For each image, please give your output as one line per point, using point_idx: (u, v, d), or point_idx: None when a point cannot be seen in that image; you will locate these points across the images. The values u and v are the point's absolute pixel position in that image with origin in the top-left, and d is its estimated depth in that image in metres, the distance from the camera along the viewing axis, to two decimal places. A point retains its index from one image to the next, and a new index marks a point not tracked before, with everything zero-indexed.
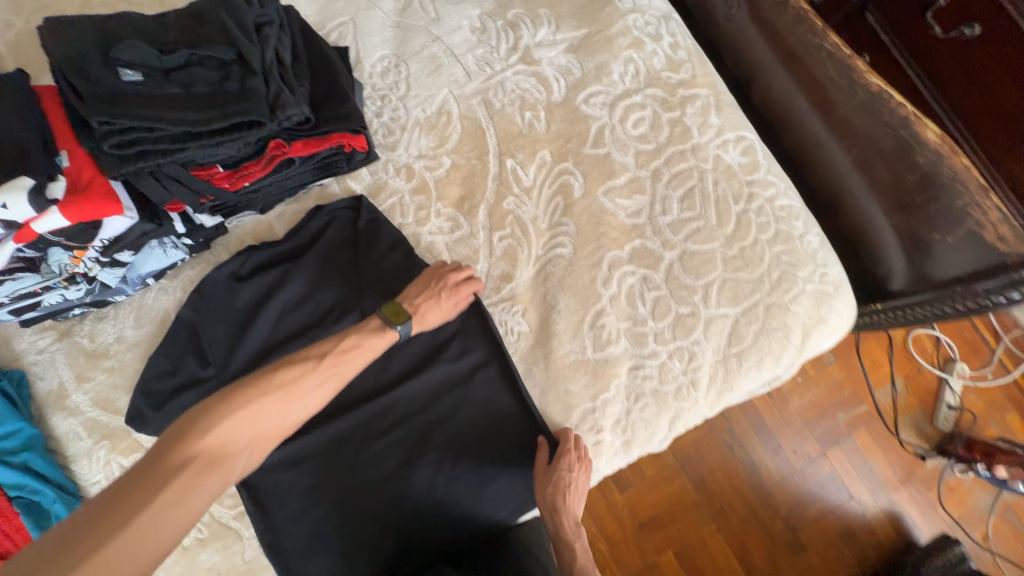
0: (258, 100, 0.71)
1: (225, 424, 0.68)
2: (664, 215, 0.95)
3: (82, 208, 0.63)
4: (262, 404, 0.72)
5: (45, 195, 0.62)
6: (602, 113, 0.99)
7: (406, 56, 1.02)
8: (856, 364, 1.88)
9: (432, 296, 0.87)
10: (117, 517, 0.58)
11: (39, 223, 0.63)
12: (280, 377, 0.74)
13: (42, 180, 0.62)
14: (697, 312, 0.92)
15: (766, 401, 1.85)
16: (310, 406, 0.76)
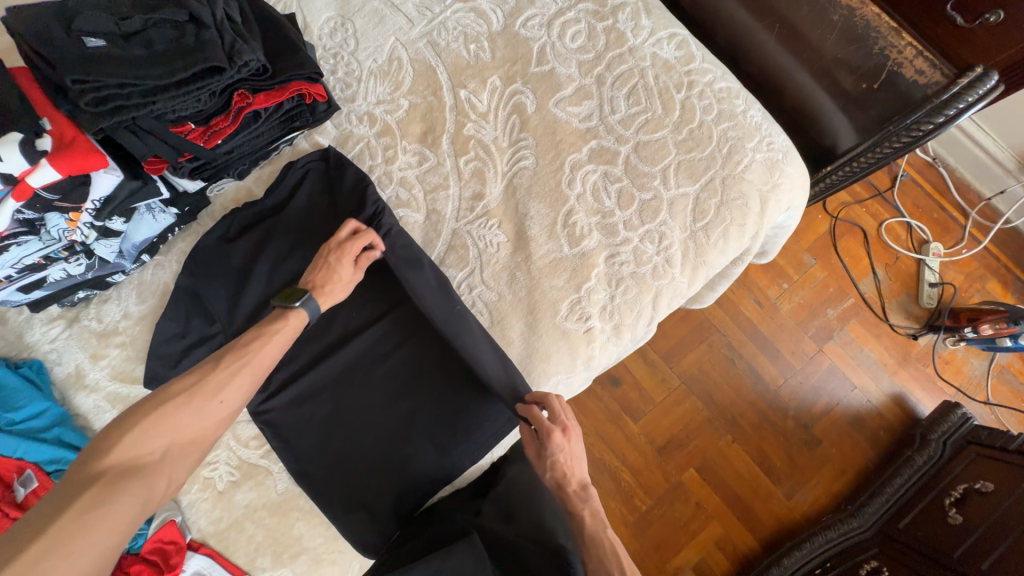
0: (214, 48, 0.76)
1: (126, 439, 0.61)
2: (614, 114, 1.02)
3: (73, 161, 0.69)
4: (167, 411, 0.65)
5: (35, 148, 0.67)
6: (540, 33, 1.05)
7: (350, 14, 1.08)
8: (836, 262, 1.95)
9: (325, 271, 0.86)
10: (15, 548, 0.52)
11: (34, 176, 0.68)
12: (186, 381, 0.69)
13: (30, 135, 0.67)
14: (659, 195, 0.99)
15: (758, 312, 1.91)
16: (234, 399, 0.71)
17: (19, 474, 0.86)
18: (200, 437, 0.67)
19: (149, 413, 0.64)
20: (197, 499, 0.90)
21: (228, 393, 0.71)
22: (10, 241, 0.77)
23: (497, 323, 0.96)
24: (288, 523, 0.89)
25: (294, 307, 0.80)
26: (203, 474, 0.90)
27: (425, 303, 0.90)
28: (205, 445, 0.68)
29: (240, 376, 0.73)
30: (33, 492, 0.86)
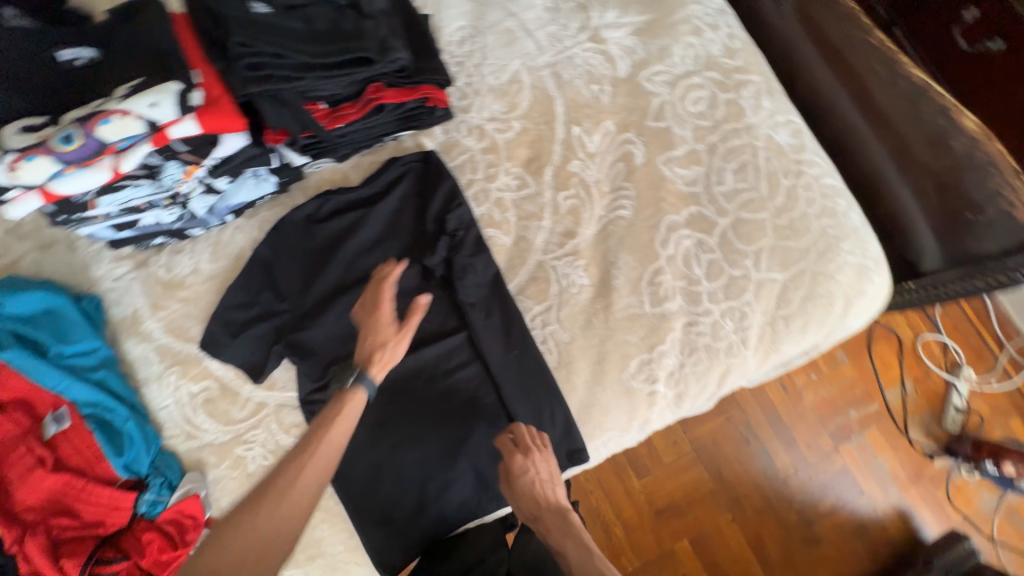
0: (370, 40, 0.77)
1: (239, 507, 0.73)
2: (720, 185, 1.02)
3: (220, 118, 0.68)
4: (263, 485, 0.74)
5: (188, 100, 0.66)
6: (663, 90, 1.07)
7: (483, 29, 1.10)
8: (868, 364, 1.95)
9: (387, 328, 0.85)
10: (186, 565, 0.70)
11: (178, 127, 0.66)
12: (272, 488, 0.72)
13: (186, 87, 0.67)
14: (748, 275, 0.98)
15: (781, 396, 1.89)
16: (310, 486, 0.74)
17: (53, 410, 0.84)
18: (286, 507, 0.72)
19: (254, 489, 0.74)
20: (224, 476, 0.86)
21: (307, 479, 0.74)
22: (129, 180, 0.73)
23: (563, 365, 0.93)
24: (312, 523, 0.86)
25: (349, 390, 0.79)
26: (237, 451, 0.87)
27: (485, 338, 0.92)
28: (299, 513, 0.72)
29: (316, 465, 0.75)
30: (65, 432, 0.84)
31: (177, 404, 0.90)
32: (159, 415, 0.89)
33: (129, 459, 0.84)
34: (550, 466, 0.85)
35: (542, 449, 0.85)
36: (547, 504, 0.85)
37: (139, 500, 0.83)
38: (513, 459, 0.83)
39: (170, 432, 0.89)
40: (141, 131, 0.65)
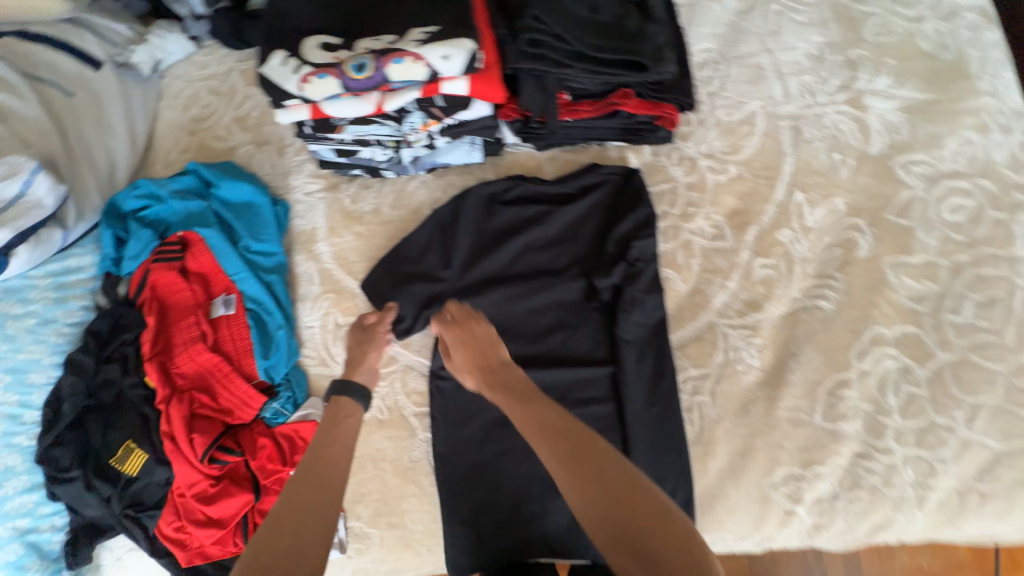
0: (648, 47, 0.71)
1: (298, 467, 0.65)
2: (953, 313, 0.85)
3: (488, 88, 0.68)
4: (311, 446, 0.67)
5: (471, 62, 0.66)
6: (918, 184, 0.92)
7: (731, 58, 1.02)
8: None
9: (369, 341, 0.83)
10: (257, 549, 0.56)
11: (451, 83, 0.67)
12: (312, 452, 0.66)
13: (477, 48, 0.66)
14: (954, 428, 0.81)
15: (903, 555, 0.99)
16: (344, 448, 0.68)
17: (223, 294, 0.90)
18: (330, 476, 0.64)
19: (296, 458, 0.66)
20: None
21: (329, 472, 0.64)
22: (376, 117, 0.75)
23: (702, 442, 0.84)
24: (401, 493, 0.85)
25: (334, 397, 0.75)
26: None
27: (631, 383, 0.84)
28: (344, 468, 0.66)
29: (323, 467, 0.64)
30: (227, 317, 0.89)
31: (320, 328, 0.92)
32: (303, 332, 0.92)
33: (270, 363, 0.87)
34: (485, 325, 0.80)
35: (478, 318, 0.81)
36: (484, 367, 0.76)
37: (265, 405, 0.87)
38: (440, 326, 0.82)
39: (308, 352, 0.91)
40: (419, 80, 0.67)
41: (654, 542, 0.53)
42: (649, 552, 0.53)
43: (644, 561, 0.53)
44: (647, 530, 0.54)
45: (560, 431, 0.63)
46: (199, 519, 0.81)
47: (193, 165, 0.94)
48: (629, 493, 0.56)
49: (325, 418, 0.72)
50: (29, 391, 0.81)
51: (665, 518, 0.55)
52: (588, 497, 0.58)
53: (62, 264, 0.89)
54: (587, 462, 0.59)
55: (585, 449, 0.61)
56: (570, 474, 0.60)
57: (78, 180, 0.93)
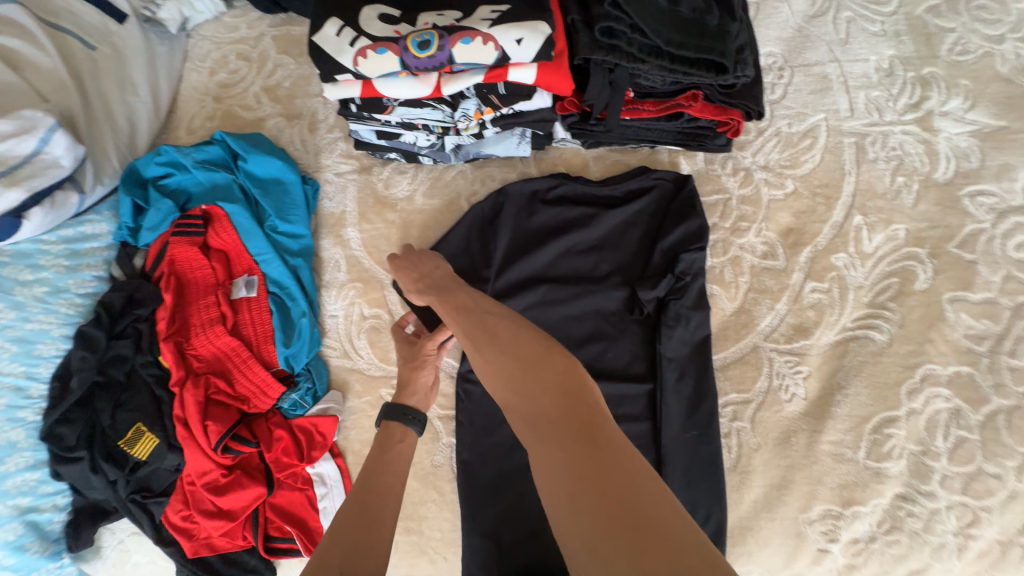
0: (730, 47, 0.66)
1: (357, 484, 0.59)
2: (1011, 357, 0.81)
3: (557, 80, 0.64)
4: (371, 466, 0.61)
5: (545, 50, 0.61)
6: (986, 218, 0.86)
7: (795, 65, 0.96)
8: None
9: (413, 358, 0.76)
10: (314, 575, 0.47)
11: (520, 72, 0.63)
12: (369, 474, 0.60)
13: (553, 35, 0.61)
14: (1004, 477, 0.77)
15: None
16: (397, 477, 0.61)
17: (245, 275, 0.86)
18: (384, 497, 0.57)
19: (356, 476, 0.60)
20: (362, 409, 0.84)
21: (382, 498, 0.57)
22: (426, 101, 0.72)
23: (737, 470, 0.81)
24: (420, 498, 0.83)
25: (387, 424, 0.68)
26: (381, 391, 0.84)
27: (668, 404, 0.80)
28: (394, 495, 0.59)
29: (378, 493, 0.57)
30: (248, 300, 0.85)
31: (344, 318, 0.88)
32: (327, 321, 0.87)
33: (291, 352, 0.83)
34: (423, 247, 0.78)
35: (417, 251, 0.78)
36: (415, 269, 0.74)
37: (284, 396, 0.83)
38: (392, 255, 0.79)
39: (330, 342, 0.86)
40: (484, 64, 0.62)
41: (548, 398, 0.50)
42: (543, 408, 0.50)
43: (537, 417, 0.50)
44: (542, 388, 0.51)
45: (472, 313, 0.62)
46: (209, 509, 0.77)
47: (220, 134, 0.88)
48: (529, 354, 0.54)
49: (375, 444, 0.66)
50: (36, 363, 0.76)
51: (562, 374, 0.51)
52: (491, 364, 0.56)
53: (76, 231, 0.83)
54: (493, 331, 0.58)
55: (491, 322, 0.59)
56: (477, 347, 0.58)
57: (97, 141, 0.87)
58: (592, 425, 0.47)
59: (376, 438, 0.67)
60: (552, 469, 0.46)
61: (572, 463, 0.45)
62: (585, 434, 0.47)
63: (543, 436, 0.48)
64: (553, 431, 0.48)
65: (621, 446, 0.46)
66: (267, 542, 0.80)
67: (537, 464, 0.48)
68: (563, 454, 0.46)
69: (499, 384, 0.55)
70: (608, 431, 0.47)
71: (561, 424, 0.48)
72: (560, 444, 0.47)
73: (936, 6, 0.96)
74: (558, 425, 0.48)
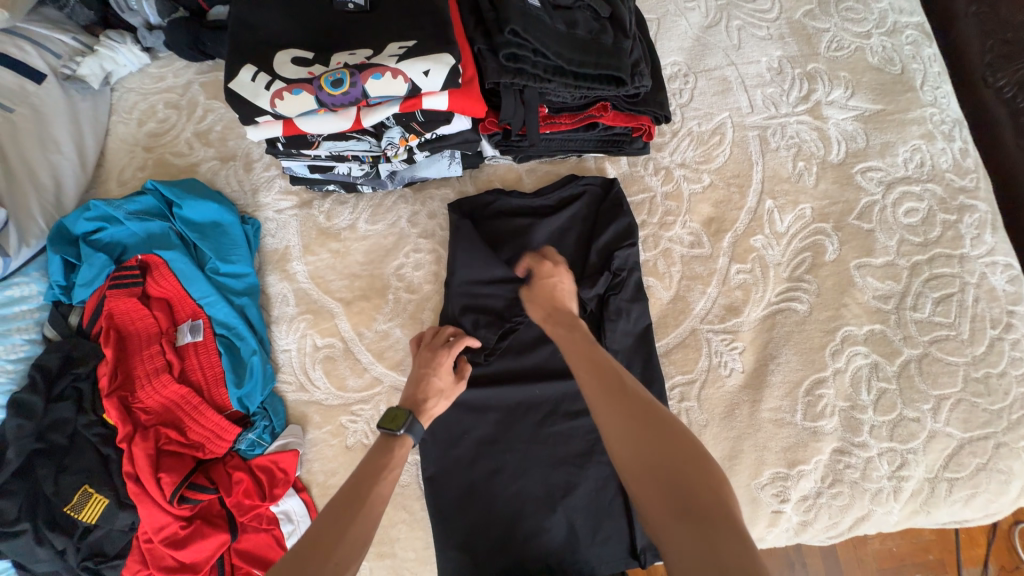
0: (625, 61, 0.72)
1: (348, 490, 0.63)
2: (914, 311, 0.91)
3: (468, 105, 0.68)
4: (364, 474, 0.66)
5: (453, 79, 0.66)
6: (876, 190, 0.97)
7: (698, 71, 1.05)
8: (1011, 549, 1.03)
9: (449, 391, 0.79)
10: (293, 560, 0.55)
11: (432, 99, 0.67)
12: (363, 481, 0.65)
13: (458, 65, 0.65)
14: (922, 420, 0.86)
15: (886, 554, 1.02)
16: (386, 486, 0.66)
17: (190, 320, 0.85)
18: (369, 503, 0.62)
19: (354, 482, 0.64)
20: (323, 440, 0.84)
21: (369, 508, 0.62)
22: (352, 133, 0.75)
23: None
24: (390, 521, 0.83)
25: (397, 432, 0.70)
26: (341, 419, 0.84)
27: None
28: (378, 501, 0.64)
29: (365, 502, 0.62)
30: (195, 345, 0.84)
31: (297, 351, 0.88)
32: (280, 356, 0.88)
33: (244, 393, 0.82)
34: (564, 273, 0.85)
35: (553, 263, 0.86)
36: (557, 320, 0.80)
37: (240, 437, 0.82)
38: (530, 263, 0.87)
39: (285, 377, 0.87)
40: (397, 96, 0.66)
41: (692, 490, 0.54)
42: (684, 498, 0.54)
43: (675, 501, 0.54)
44: (684, 479, 0.55)
45: (618, 381, 0.67)
46: (169, 565, 0.75)
47: (152, 183, 0.87)
48: (667, 435, 0.59)
49: (376, 450, 0.69)
50: None
51: (705, 472, 0.56)
52: (633, 438, 0.60)
53: (4, 295, 0.82)
54: (636, 409, 0.63)
55: (639, 398, 0.64)
56: (622, 417, 0.63)
57: (20, 203, 0.85)
58: (734, 529, 0.51)
59: (379, 443, 0.70)
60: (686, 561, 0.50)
61: (715, 566, 0.48)
62: (724, 532, 0.51)
63: (677, 528, 0.52)
64: (687, 513, 0.53)
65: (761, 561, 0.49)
66: None
67: (669, 552, 0.52)
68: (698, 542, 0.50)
69: (635, 457, 0.59)
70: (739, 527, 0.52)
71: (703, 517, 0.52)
72: (699, 540, 0.51)
73: (811, 10, 1.08)
74: (697, 522, 0.52)
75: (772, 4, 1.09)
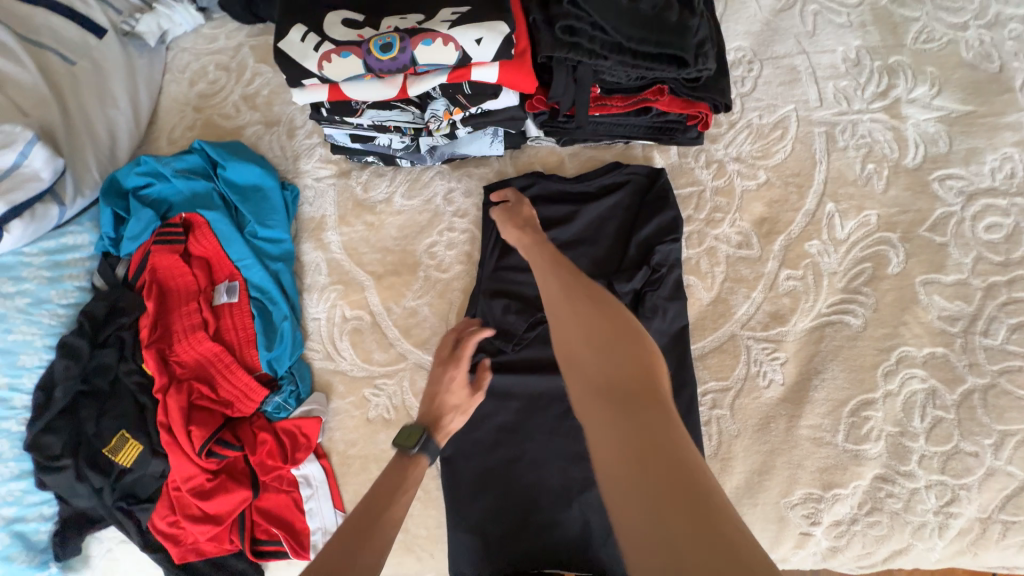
0: (690, 41, 0.67)
1: (364, 508, 0.62)
2: (985, 337, 0.83)
3: (519, 78, 0.65)
4: (379, 491, 0.65)
5: (506, 50, 0.63)
6: (955, 200, 0.88)
7: (764, 58, 0.97)
8: None
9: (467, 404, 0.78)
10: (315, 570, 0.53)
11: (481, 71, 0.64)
12: (378, 498, 0.64)
13: (512, 34, 0.62)
14: (981, 456, 0.79)
15: None
16: (402, 507, 0.64)
17: (227, 281, 0.87)
18: (385, 523, 0.61)
19: (369, 500, 0.63)
20: (346, 410, 0.85)
21: (385, 527, 0.61)
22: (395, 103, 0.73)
23: (718, 458, 0.83)
24: None
25: (411, 452, 0.70)
26: (364, 391, 0.85)
27: None
28: (393, 524, 0.62)
29: (382, 520, 0.61)
30: (230, 305, 0.86)
31: (326, 320, 0.89)
32: (309, 324, 0.89)
33: (274, 356, 0.84)
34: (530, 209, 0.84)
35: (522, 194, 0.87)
36: (532, 236, 0.79)
37: (267, 399, 0.83)
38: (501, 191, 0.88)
39: (314, 345, 0.88)
40: (445, 65, 0.64)
41: (628, 383, 0.56)
42: (613, 380, 0.57)
43: (606, 382, 0.57)
44: (620, 365, 0.57)
45: (576, 281, 0.68)
46: (194, 514, 0.78)
47: (199, 143, 0.89)
48: (612, 329, 0.61)
49: (391, 469, 0.69)
50: (19, 374, 0.77)
51: (643, 363, 0.57)
52: (576, 329, 0.62)
53: (57, 242, 0.84)
54: (585, 302, 0.64)
55: (592, 297, 0.65)
56: (567, 308, 0.65)
57: (78, 154, 0.87)
58: (659, 407, 0.53)
59: (392, 462, 0.70)
60: (607, 431, 0.53)
61: (631, 432, 0.51)
62: (647, 408, 0.53)
63: (603, 406, 0.55)
64: (615, 392, 0.55)
65: (682, 434, 0.52)
66: (254, 544, 0.81)
67: (591, 423, 0.55)
68: (622, 417, 0.53)
69: (576, 346, 0.61)
70: (667, 408, 0.54)
71: (633, 400, 0.54)
72: (621, 416, 0.53)
73: None
74: (623, 401, 0.54)
75: None
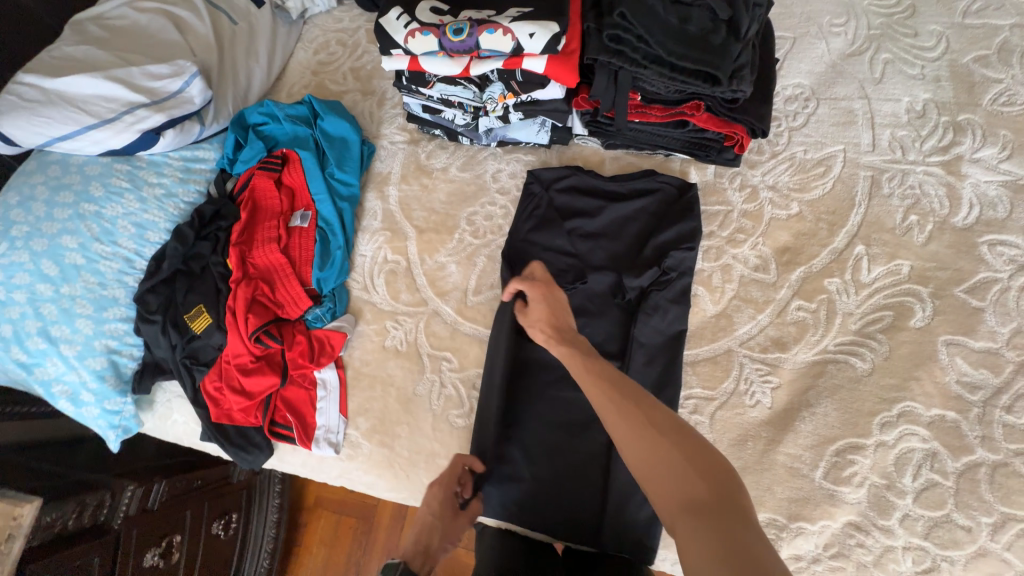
0: (727, 62, 0.74)
1: None
2: (1005, 412, 0.78)
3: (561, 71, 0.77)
4: None
5: (554, 46, 0.75)
6: (1002, 268, 0.84)
7: (822, 97, 0.99)
8: None
9: (453, 531, 0.82)
10: None
11: (531, 60, 0.76)
12: None
13: (561, 33, 0.74)
14: (974, 532, 0.74)
15: None
16: None
17: (303, 210, 1.05)
18: None
19: None
20: (368, 334, 0.99)
21: None
22: (461, 81, 0.87)
23: None
24: (396, 419, 0.93)
25: None
26: (386, 322, 0.99)
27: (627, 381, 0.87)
28: None
29: None
30: (301, 229, 1.04)
31: (371, 257, 1.05)
32: (357, 258, 1.05)
33: (323, 276, 1.00)
34: (562, 295, 0.86)
35: (548, 285, 0.87)
36: (557, 331, 0.81)
37: (310, 309, 1.00)
38: (522, 284, 0.87)
39: (356, 276, 1.04)
40: (503, 53, 0.77)
41: (703, 488, 0.54)
42: (692, 494, 0.54)
43: (688, 502, 0.53)
44: (690, 468, 0.56)
45: (618, 385, 0.68)
46: (234, 385, 0.95)
47: (309, 98, 1.10)
48: (672, 433, 0.60)
49: None
50: (144, 244, 0.99)
51: (711, 462, 0.56)
52: (645, 439, 0.60)
53: (193, 154, 1.08)
54: (645, 412, 0.63)
55: (641, 400, 0.65)
56: (619, 416, 0.64)
57: (221, 91, 1.11)
58: (739, 511, 0.52)
59: None
60: (703, 563, 0.49)
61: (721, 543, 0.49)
62: (744, 536, 0.50)
63: (685, 518, 0.52)
64: (693, 501, 0.53)
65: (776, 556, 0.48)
66: (272, 424, 0.96)
67: (682, 545, 0.52)
68: (708, 527, 0.51)
69: (648, 461, 0.59)
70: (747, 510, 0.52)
71: (713, 507, 0.52)
72: (707, 528, 0.51)
73: (986, 56, 0.95)
74: (703, 509, 0.52)
75: (936, 42, 0.98)
